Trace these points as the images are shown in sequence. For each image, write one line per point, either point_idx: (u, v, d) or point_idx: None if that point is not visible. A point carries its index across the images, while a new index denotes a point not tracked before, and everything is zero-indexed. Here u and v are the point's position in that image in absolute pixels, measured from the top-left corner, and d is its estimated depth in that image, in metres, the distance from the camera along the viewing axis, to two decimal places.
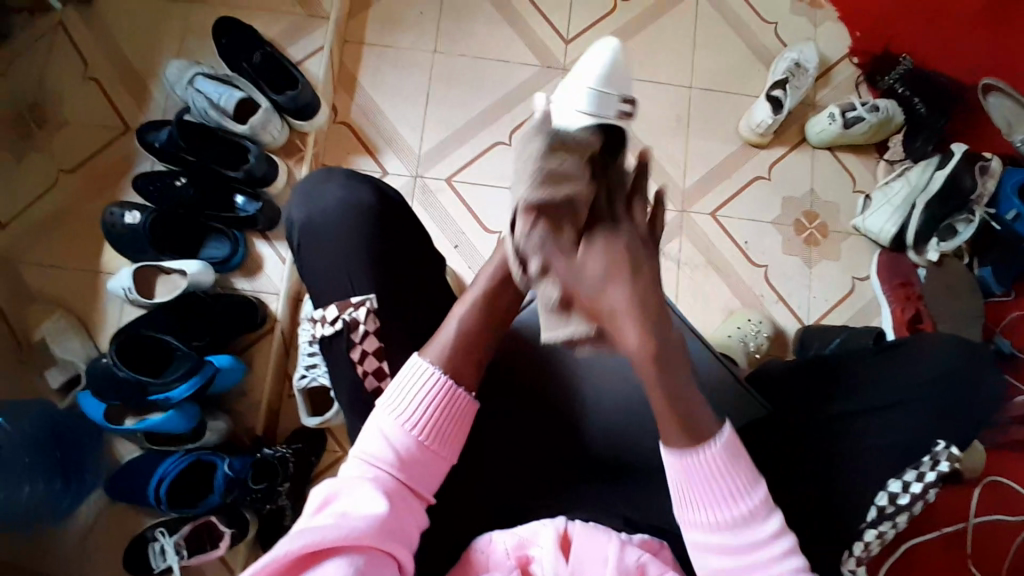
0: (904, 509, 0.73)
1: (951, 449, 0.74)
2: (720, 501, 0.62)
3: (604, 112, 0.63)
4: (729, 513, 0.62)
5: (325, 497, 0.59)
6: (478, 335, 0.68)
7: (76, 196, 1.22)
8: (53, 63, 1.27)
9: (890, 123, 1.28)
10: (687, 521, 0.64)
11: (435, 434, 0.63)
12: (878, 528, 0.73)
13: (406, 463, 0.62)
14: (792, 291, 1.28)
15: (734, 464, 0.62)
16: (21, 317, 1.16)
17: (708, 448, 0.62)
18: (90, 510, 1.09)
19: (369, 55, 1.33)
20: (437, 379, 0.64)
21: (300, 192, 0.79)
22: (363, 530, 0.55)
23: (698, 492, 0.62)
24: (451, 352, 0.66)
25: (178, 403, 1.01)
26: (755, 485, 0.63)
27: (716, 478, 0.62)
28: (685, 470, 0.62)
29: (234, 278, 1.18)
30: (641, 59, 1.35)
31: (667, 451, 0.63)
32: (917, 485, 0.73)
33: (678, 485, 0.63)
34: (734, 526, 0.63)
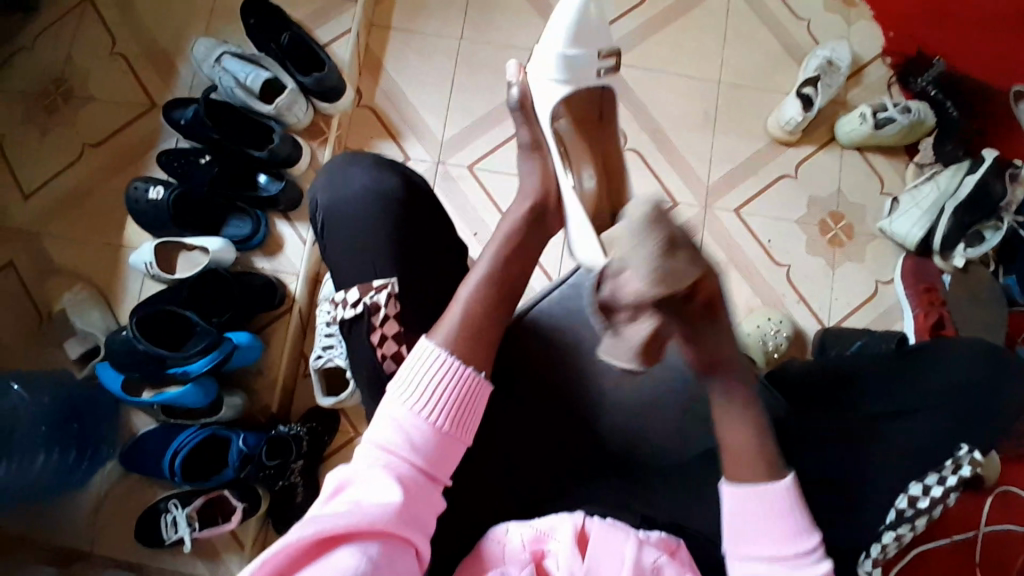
0: (924, 512, 0.72)
1: (973, 453, 0.74)
2: (775, 536, 0.61)
3: (576, 80, 0.79)
4: (790, 549, 0.61)
5: (337, 486, 0.58)
6: (487, 310, 0.68)
7: (101, 170, 1.23)
8: (83, 37, 1.28)
9: (922, 125, 1.26)
10: (744, 554, 0.62)
11: (451, 418, 0.62)
12: (897, 530, 0.72)
13: (421, 449, 0.61)
14: (813, 292, 1.26)
15: (795, 505, 0.62)
16: (43, 287, 1.18)
17: (775, 482, 0.62)
18: (104, 481, 1.10)
19: (395, 39, 1.33)
20: (449, 364, 0.63)
21: (326, 174, 0.80)
22: (376, 517, 0.54)
23: (758, 525, 0.62)
24: (460, 334, 0.65)
25: (197, 377, 1.03)
26: (812, 528, 0.62)
27: (774, 514, 0.61)
28: (745, 500, 0.62)
29: (254, 257, 1.18)
30: (668, 52, 1.33)
31: (731, 481, 0.63)
32: (938, 489, 0.72)
33: (735, 516, 0.63)
34: (788, 561, 0.61)
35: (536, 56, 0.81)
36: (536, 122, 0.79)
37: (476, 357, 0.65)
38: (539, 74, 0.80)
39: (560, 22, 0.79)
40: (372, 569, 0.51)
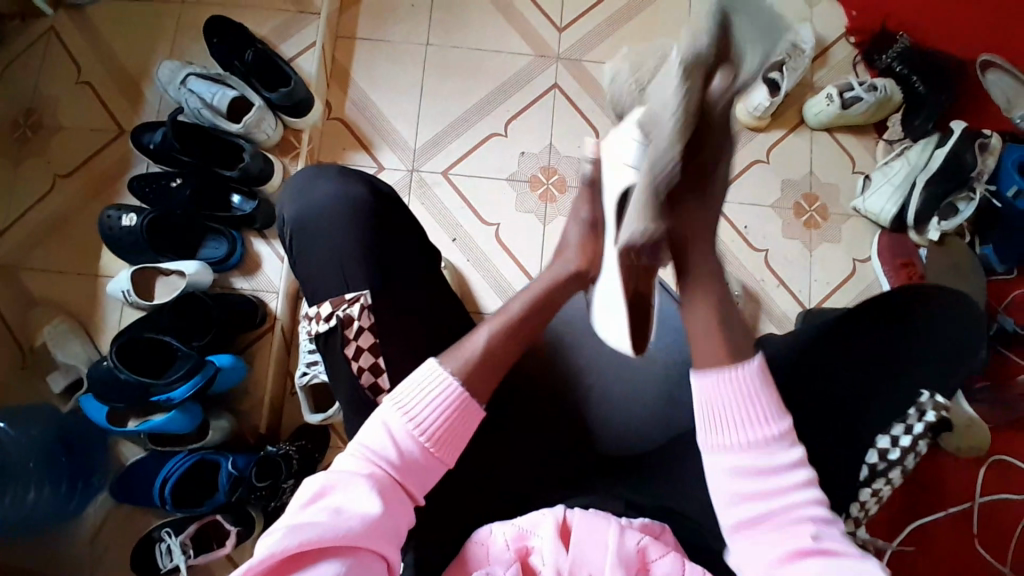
0: (896, 463, 0.76)
1: (934, 398, 0.78)
2: (748, 422, 0.57)
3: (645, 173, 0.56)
4: (758, 435, 0.56)
5: (319, 490, 0.57)
6: (502, 352, 0.66)
7: (73, 201, 1.22)
8: (45, 68, 1.27)
9: (890, 101, 1.27)
10: (711, 444, 0.58)
11: (442, 442, 0.62)
12: (872, 486, 0.75)
13: (406, 465, 0.60)
14: (794, 274, 1.27)
15: (766, 389, 0.57)
16: (23, 322, 1.17)
17: (739, 367, 0.57)
18: (97, 514, 1.09)
19: (362, 49, 1.33)
20: (453, 390, 0.62)
21: (292, 190, 0.79)
22: (356, 531, 0.55)
23: (730, 409, 0.57)
24: (472, 364, 0.64)
25: (180, 403, 1.02)
26: (783, 411, 0.57)
27: (744, 397, 0.57)
28: (715, 387, 0.57)
29: (233, 277, 1.18)
30: (636, 45, 1.34)
31: (695, 371, 0.58)
32: (905, 438, 0.76)
33: (706, 406, 0.57)
34: (762, 449, 0.56)
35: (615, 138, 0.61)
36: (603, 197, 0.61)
37: (481, 390, 0.64)
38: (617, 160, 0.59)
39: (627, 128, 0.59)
40: None
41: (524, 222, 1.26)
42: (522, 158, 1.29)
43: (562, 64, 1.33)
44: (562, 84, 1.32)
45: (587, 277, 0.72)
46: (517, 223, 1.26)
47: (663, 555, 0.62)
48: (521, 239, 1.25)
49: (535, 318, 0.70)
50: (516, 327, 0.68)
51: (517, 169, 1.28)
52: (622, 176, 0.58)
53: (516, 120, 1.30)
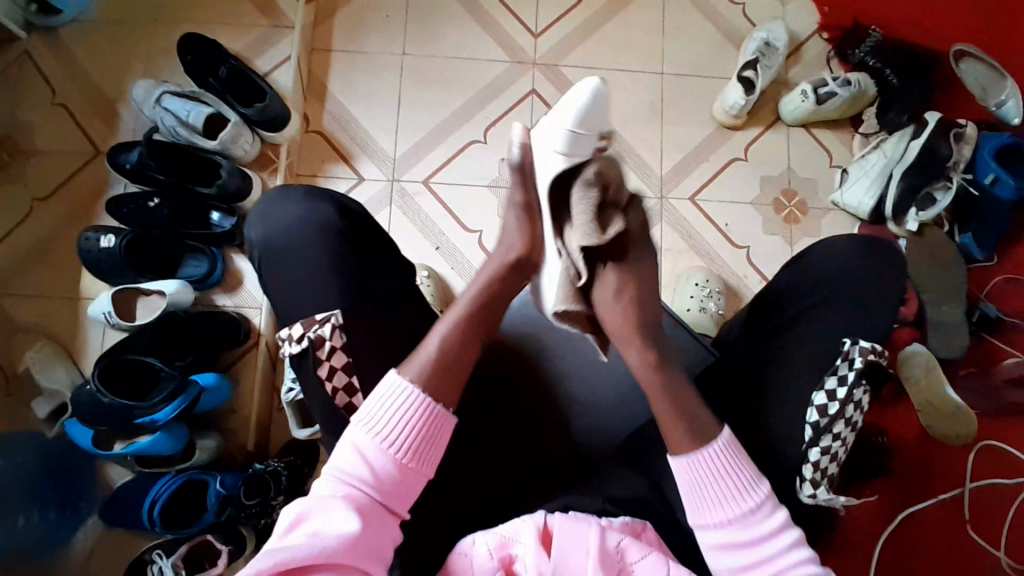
0: (837, 417, 0.74)
1: (859, 344, 0.77)
2: (726, 498, 0.64)
3: (578, 152, 0.68)
4: (739, 508, 0.64)
5: (296, 517, 0.57)
6: (460, 353, 0.66)
7: (50, 224, 1.21)
8: (17, 90, 1.26)
9: (863, 96, 1.28)
10: (703, 523, 0.65)
11: (416, 452, 0.62)
12: (819, 445, 0.74)
13: (383, 482, 0.61)
14: (777, 270, 1.28)
15: (738, 461, 0.65)
16: (2, 348, 1.15)
17: (711, 447, 0.65)
18: (88, 538, 1.08)
19: (337, 62, 1.33)
20: (418, 399, 0.63)
21: (258, 213, 0.78)
22: (334, 549, 0.55)
23: (710, 487, 0.64)
24: (431, 369, 0.64)
25: (165, 425, 1.01)
26: (758, 480, 0.65)
27: (721, 473, 0.64)
28: (691, 469, 0.65)
29: (215, 295, 1.18)
30: (611, 49, 1.34)
31: (674, 456, 0.66)
32: (841, 390, 0.75)
33: (687, 485, 0.65)
34: (745, 521, 0.64)
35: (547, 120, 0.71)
36: (532, 186, 0.70)
37: (445, 392, 0.64)
38: (544, 142, 0.70)
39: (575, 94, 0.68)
40: None
41: None
42: (502, 164, 1.29)
43: (538, 69, 1.33)
44: (539, 90, 1.32)
45: (529, 267, 0.71)
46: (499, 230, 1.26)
47: (643, 556, 0.63)
48: None
49: (489, 310, 0.70)
50: (472, 321, 0.68)
51: (497, 176, 1.28)
52: (550, 162, 0.69)
53: (494, 127, 1.30)
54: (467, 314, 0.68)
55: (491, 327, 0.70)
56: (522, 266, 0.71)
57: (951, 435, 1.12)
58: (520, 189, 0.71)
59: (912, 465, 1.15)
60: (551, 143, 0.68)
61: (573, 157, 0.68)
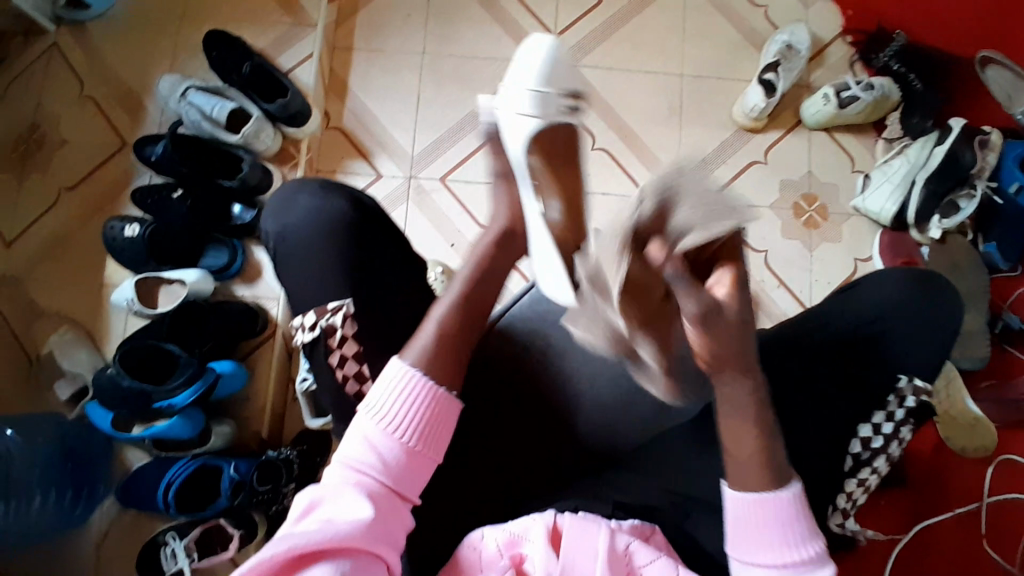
0: (879, 451, 0.76)
1: (914, 381, 0.76)
2: (778, 547, 0.60)
3: (547, 112, 0.72)
4: (789, 555, 0.60)
5: (309, 504, 0.58)
6: (453, 331, 0.68)
7: (78, 212, 1.24)
8: (50, 83, 1.30)
9: (887, 101, 1.27)
10: (742, 557, 0.61)
11: (421, 436, 0.63)
12: (858, 476, 0.76)
13: (392, 468, 0.61)
14: (793, 275, 1.27)
15: (799, 513, 0.61)
16: (29, 331, 1.19)
17: (781, 492, 0.61)
18: (104, 519, 1.12)
19: (358, 60, 1.35)
20: (420, 384, 0.64)
21: (274, 204, 0.80)
22: (348, 533, 0.55)
23: (764, 534, 0.60)
24: (430, 351, 0.66)
25: (182, 410, 1.04)
26: (817, 535, 0.61)
27: (781, 524, 0.60)
28: (746, 508, 0.61)
29: (235, 286, 1.20)
30: (630, 50, 1.34)
31: (732, 490, 0.62)
32: (887, 426, 0.75)
33: (737, 528, 0.62)
34: (792, 570, 0.60)
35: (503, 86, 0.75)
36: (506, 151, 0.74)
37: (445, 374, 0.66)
38: (508, 105, 0.72)
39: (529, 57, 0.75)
40: None
41: None
42: None
43: None
44: None
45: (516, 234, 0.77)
46: None
47: (651, 562, 0.63)
48: None
49: (480, 290, 0.72)
50: (467, 298, 0.71)
51: None
52: (518, 122, 0.71)
53: None
54: (466, 290, 0.71)
55: (485, 308, 0.72)
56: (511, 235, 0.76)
57: (966, 446, 1.11)
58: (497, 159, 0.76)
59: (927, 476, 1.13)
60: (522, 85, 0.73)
61: (545, 116, 0.72)
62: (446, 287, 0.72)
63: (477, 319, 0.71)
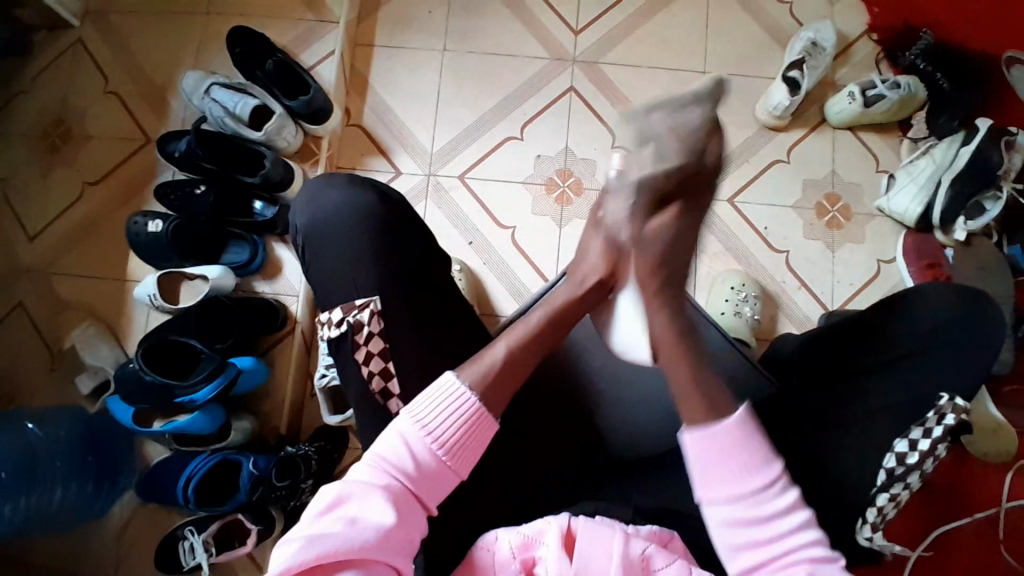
0: (914, 468, 0.73)
1: (954, 401, 0.75)
2: (736, 475, 0.59)
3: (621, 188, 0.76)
4: (750, 485, 0.59)
5: (334, 498, 0.58)
6: (520, 367, 0.68)
7: (100, 207, 1.26)
8: (74, 78, 1.31)
9: (914, 99, 1.24)
10: (709, 500, 0.60)
11: (457, 451, 0.63)
12: (889, 491, 0.73)
13: (421, 475, 0.61)
14: (814, 276, 1.25)
15: (751, 438, 0.60)
16: (52, 325, 1.21)
17: (728, 420, 0.60)
18: (123, 512, 1.13)
19: (378, 56, 1.35)
20: (470, 404, 0.64)
21: (304, 196, 0.80)
22: (373, 544, 0.56)
23: (718, 463, 0.60)
24: (489, 379, 0.66)
25: (203, 404, 1.05)
26: (771, 458, 0.60)
27: (734, 450, 0.59)
28: (705, 447, 0.60)
29: (255, 281, 1.21)
30: (651, 47, 1.33)
31: (687, 430, 0.61)
32: (924, 442, 0.73)
33: (697, 463, 0.60)
34: (756, 500, 0.59)
35: None
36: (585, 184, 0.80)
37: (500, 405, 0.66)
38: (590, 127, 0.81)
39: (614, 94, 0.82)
40: None
41: (540, 224, 1.26)
42: (538, 161, 1.29)
43: (578, 67, 1.33)
44: (578, 87, 1.32)
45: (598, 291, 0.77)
46: (533, 228, 1.26)
47: (667, 565, 0.62)
48: (537, 242, 1.26)
49: (550, 330, 0.72)
50: (532, 339, 0.70)
51: (533, 172, 1.29)
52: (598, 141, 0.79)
53: (532, 124, 1.31)
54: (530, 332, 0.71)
55: (548, 347, 0.72)
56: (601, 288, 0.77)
57: (987, 451, 1.09)
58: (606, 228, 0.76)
59: (947, 480, 1.11)
60: None
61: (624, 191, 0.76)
62: (515, 327, 0.71)
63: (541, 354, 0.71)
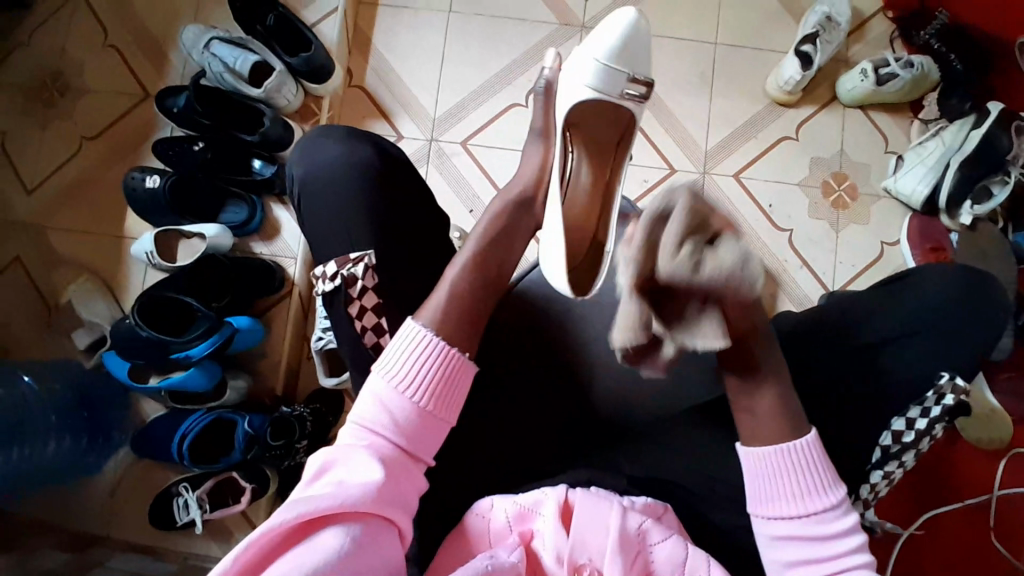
0: (910, 446, 0.74)
1: (955, 381, 0.75)
2: (801, 493, 0.62)
3: (609, 89, 0.79)
4: (814, 504, 0.62)
5: (321, 466, 0.58)
6: (473, 287, 0.69)
7: (98, 162, 1.24)
8: (72, 29, 1.28)
9: (926, 79, 1.22)
10: (768, 513, 0.63)
11: (433, 396, 0.63)
12: (885, 468, 0.75)
13: (404, 428, 0.61)
14: (816, 256, 1.24)
15: (817, 461, 0.63)
16: (49, 280, 1.20)
17: (802, 440, 0.63)
18: (117, 467, 1.13)
19: (383, 16, 1.32)
20: (431, 341, 0.64)
21: (301, 146, 0.80)
22: (360, 498, 0.55)
23: (778, 481, 0.63)
24: (443, 310, 0.67)
25: (198, 362, 1.04)
26: (834, 484, 0.63)
27: (803, 469, 0.63)
28: (765, 461, 0.64)
29: (252, 242, 1.19)
30: (663, 16, 1.30)
31: (745, 446, 0.65)
32: (921, 421, 0.75)
33: (758, 479, 0.64)
34: (817, 519, 0.62)
35: (575, 56, 0.82)
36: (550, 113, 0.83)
37: (462, 338, 0.66)
38: (571, 76, 0.80)
39: (607, 30, 0.80)
40: (355, 548, 0.52)
41: None
42: None
43: (586, 34, 1.30)
44: None
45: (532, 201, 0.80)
46: None
47: (663, 540, 0.62)
48: None
49: (497, 250, 0.73)
50: (484, 258, 0.72)
51: None
52: (577, 92, 0.79)
53: None
54: (477, 251, 0.72)
55: (501, 269, 0.73)
56: (529, 202, 0.80)
57: (981, 437, 1.09)
58: (543, 116, 0.84)
59: (938, 463, 1.11)
60: (580, 78, 0.79)
61: (603, 92, 0.78)
62: (465, 244, 0.73)
63: (493, 280, 0.72)
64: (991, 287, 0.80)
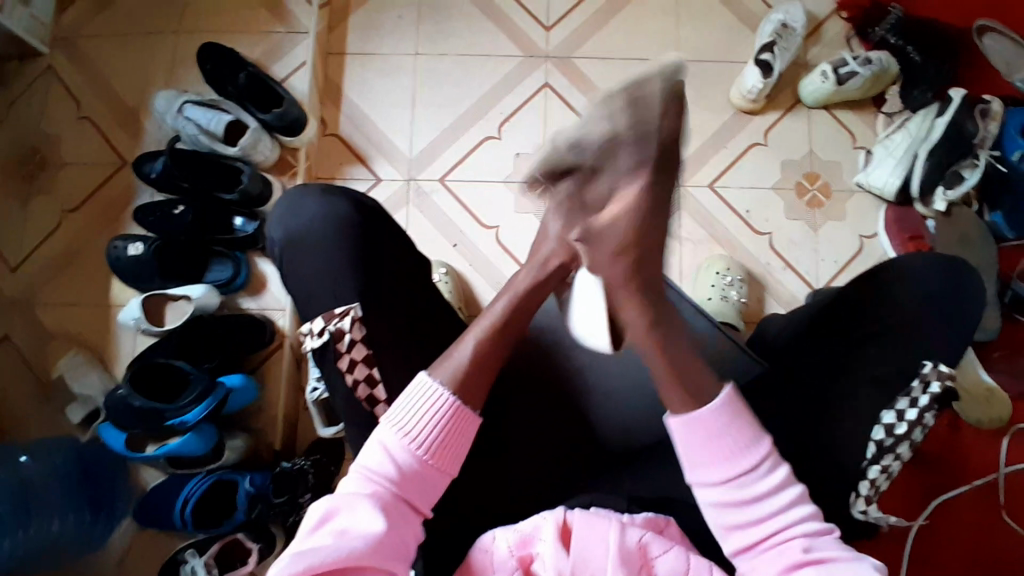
0: (903, 438, 0.73)
1: (939, 367, 0.75)
2: (726, 457, 0.62)
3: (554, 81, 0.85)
4: (737, 467, 0.61)
5: (325, 513, 0.58)
6: (490, 361, 0.67)
7: (80, 234, 1.24)
8: (45, 105, 1.30)
9: (887, 74, 1.25)
10: (700, 482, 0.62)
11: (437, 451, 0.63)
12: (880, 463, 0.73)
13: (405, 478, 0.61)
14: (798, 256, 1.26)
15: (731, 421, 0.62)
16: (39, 356, 1.20)
17: (709, 404, 0.62)
18: (123, 538, 1.12)
19: (352, 64, 1.34)
20: (444, 400, 0.64)
21: (280, 208, 0.80)
22: (361, 551, 0.55)
23: (705, 446, 0.62)
24: (462, 376, 0.65)
25: (195, 426, 1.03)
26: (757, 439, 0.62)
27: (722, 430, 0.62)
28: (687, 428, 0.62)
29: (240, 298, 1.20)
30: (624, 38, 1.33)
31: (672, 414, 0.63)
32: (911, 412, 0.73)
33: (683, 446, 0.63)
34: (744, 483, 0.61)
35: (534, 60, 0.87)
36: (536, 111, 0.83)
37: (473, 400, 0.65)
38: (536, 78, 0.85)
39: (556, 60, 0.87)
40: None
41: (524, 223, 1.26)
42: (517, 159, 1.29)
43: (551, 62, 1.33)
44: (552, 82, 1.32)
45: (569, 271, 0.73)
46: (517, 226, 1.26)
47: (665, 551, 0.62)
48: (521, 242, 1.25)
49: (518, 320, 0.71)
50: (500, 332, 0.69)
51: (513, 171, 1.28)
52: None
53: (509, 122, 1.30)
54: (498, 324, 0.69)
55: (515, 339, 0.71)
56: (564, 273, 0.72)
57: (981, 417, 1.09)
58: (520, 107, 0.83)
59: (942, 449, 1.11)
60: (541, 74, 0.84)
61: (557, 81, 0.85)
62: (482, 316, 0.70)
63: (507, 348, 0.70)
64: (974, 274, 0.80)
